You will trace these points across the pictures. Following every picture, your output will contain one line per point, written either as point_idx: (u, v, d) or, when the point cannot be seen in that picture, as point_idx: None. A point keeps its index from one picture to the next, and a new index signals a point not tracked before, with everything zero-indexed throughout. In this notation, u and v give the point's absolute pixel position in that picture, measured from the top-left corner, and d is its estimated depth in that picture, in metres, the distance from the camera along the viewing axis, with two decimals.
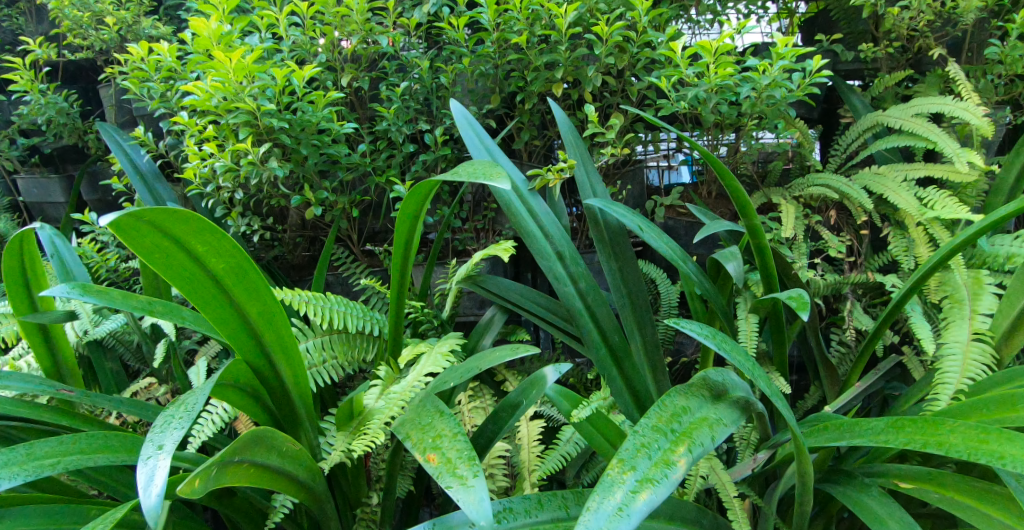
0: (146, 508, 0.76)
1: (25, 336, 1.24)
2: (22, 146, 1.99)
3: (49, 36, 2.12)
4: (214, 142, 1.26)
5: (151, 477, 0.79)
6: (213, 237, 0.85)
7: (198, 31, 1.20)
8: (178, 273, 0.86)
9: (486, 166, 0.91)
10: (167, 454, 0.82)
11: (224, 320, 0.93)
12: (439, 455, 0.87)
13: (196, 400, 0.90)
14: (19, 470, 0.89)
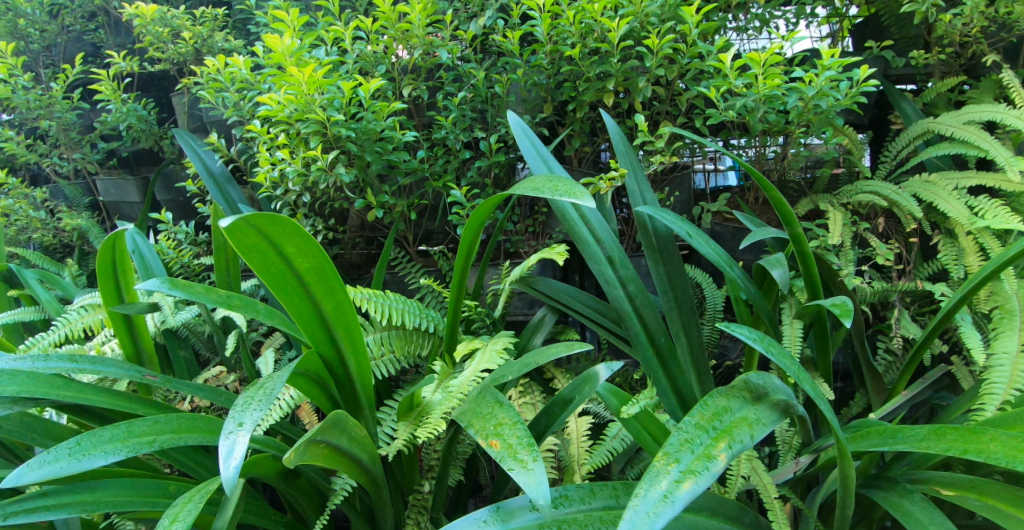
0: (224, 479, 0.84)
1: (111, 324, 1.33)
2: (103, 150, 2.15)
3: (129, 48, 2.28)
4: (286, 149, 1.36)
5: (231, 451, 0.88)
6: (304, 239, 0.92)
7: (273, 46, 1.30)
8: (269, 268, 0.94)
9: (569, 185, 0.97)
10: (247, 434, 0.90)
11: (300, 312, 1.01)
12: (502, 442, 0.93)
13: (276, 385, 0.98)
14: (121, 445, 1.00)
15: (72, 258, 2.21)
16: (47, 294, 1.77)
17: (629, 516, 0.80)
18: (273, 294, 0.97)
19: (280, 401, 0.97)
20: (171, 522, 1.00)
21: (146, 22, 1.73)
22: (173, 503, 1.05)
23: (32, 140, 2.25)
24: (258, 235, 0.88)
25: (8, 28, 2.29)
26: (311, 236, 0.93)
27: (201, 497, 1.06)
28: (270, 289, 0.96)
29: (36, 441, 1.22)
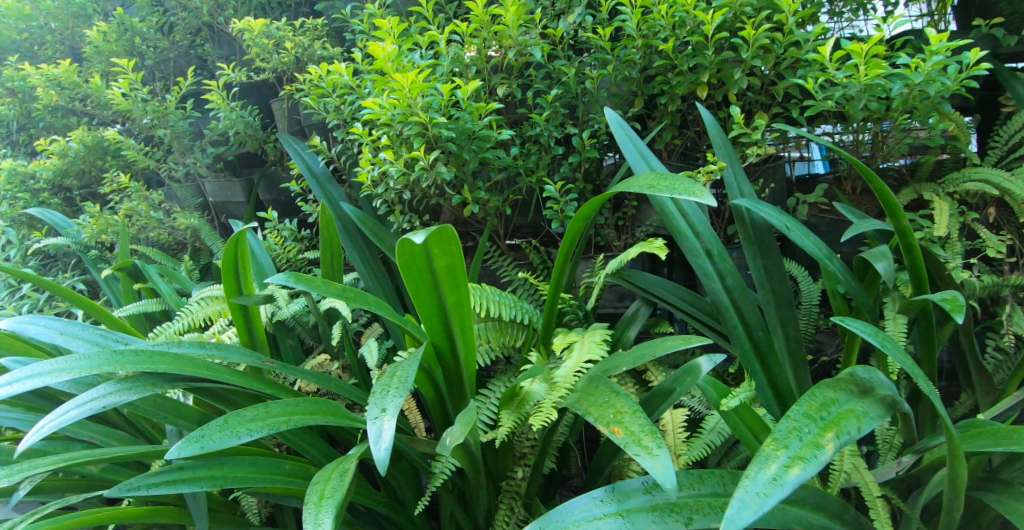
0: (379, 459, 0.92)
1: (230, 313, 1.43)
2: (212, 155, 2.32)
3: (235, 59, 2.45)
4: (389, 150, 1.42)
5: (381, 434, 0.97)
6: (449, 242, 1.02)
7: (376, 53, 1.37)
8: (413, 268, 1.04)
9: (687, 185, 1.02)
10: (392, 419, 0.99)
11: (426, 306, 1.10)
12: (623, 429, 0.98)
13: (409, 376, 1.06)
14: (263, 425, 1.09)
15: (185, 255, 2.40)
16: (169, 287, 1.93)
17: (739, 496, 0.83)
18: (409, 289, 1.07)
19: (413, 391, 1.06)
20: (321, 499, 1.07)
21: (254, 35, 1.86)
22: (315, 481, 1.13)
23: (150, 147, 2.45)
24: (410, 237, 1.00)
25: (128, 45, 2.50)
26: (455, 239, 1.03)
27: (340, 474, 1.14)
28: (406, 283, 1.06)
29: (168, 418, 1.34)
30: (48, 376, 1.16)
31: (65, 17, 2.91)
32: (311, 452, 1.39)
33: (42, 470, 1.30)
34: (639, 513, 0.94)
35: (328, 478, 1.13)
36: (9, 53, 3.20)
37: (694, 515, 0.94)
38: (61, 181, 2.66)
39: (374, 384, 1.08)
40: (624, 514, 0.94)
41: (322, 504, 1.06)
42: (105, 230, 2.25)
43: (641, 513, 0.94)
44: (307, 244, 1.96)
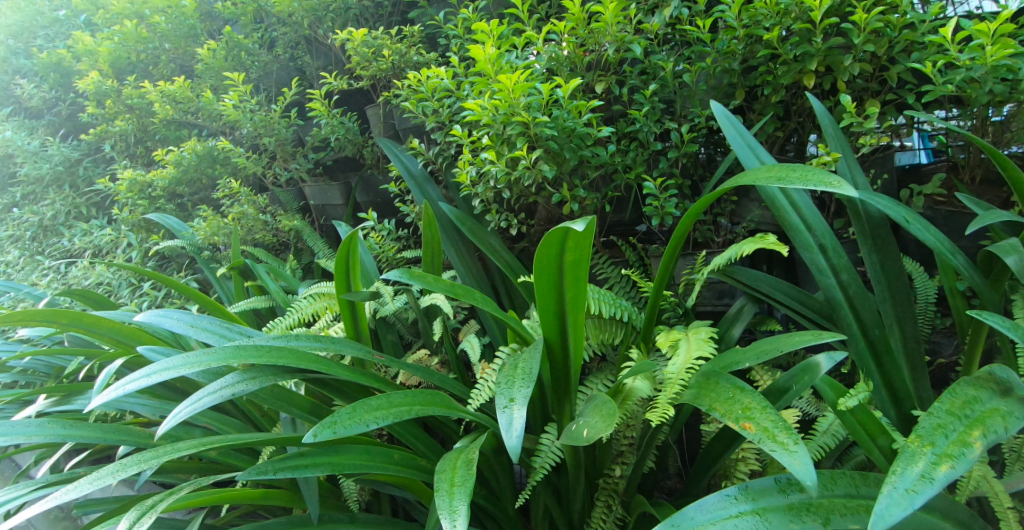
0: (510, 446, 1.01)
1: (339, 310, 1.50)
2: (312, 161, 2.44)
3: (334, 69, 2.58)
4: (491, 151, 1.46)
5: (512, 422, 1.05)
6: (584, 236, 1.08)
7: (478, 56, 1.42)
8: (544, 263, 1.11)
9: (820, 175, 1.04)
10: (521, 409, 1.07)
11: (547, 297, 1.17)
12: (755, 424, 0.99)
13: (533, 369, 1.15)
14: (387, 414, 1.15)
15: (288, 255, 2.54)
16: (276, 285, 2.05)
17: (888, 492, 0.88)
18: (535, 280, 1.14)
19: (536, 383, 1.14)
20: (452, 487, 1.12)
21: (356, 45, 1.94)
22: (441, 470, 1.18)
23: (256, 154, 2.60)
24: (562, 227, 1.05)
25: (234, 61, 2.67)
26: (590, 236, 1.09)
27: (465, 464, 1.19)
28: (535, 274, 1.12)
29: (283, 407, 1.42)
30: (181, 368, 1.23)
31: (176, 37, 3.14)
32: (416, 443, 1.45)
33: (185, 454, 1.37)
34: (774, 512, 0.98)
35: (453, 466, 1.18)
36: (128, 73, 3.47)
37: (831, 516, 0.98)
38: (175, 189, 2.87)
39: (499, 376, 1.17)
40: (759, 512, 0.98)
41: (454, 492, 1.11)
42: (216, 232, 2.41)
43: (777, 512, 0.98)
44: (405, 243, 2.04)
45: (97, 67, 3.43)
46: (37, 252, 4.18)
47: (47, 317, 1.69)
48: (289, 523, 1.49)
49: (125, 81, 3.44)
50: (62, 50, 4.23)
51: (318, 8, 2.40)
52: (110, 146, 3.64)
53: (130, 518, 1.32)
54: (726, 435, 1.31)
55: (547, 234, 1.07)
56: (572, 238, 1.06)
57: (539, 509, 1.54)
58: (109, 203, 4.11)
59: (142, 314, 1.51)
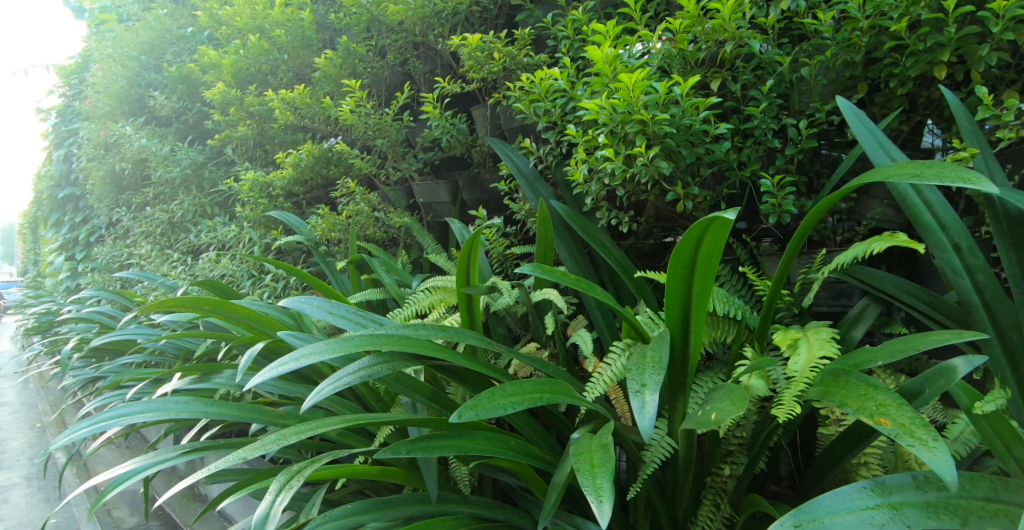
0: (645, 427, 1.10)
1: (457, 303, 1.58)
2: (423, 160, 2.58)
3: (445, 73, 2.72)
4: (609, 150, 1.59)
5: (645, 406, 1.14)
6: (722, 228, 1.14)
7: (597, 57, 1.57)
8: (681, 256, 1.20)
9: (959, 171, 1.04)
10: (653, 395, 1.16)
11: (674, 286, 1.25)
12: (892, 420, 1.02)
13: (663, 358, 1.24)
14: (520, 402, 1.23)
15: (397, 249, 2.67)
16: (390, 279, 2.16)
17: None
18: (668, 271, 1.23)
19: (665, 372, 1.23)
20: (593, 466, 1.20)
21: (471, 49, 2.12)
22: (578, 452, 1.26)
23: (368, 155, 2.76)
24: (709, 217, 1.12)
25: (351, 69, 2.83)
26: (726, 230, 1.16)
27: (600, 447, 1.26)
28: (670, 264, 1.21)
29: (404, 391, 1.51)
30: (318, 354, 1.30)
31: (294, 49, 3.35)
32: (530, 432, 1.53)
33: (335, 428, 1.41)
34: (910, 507, 1.00)
35: (579, 453, 1.25)
36: (249, 82, 3.74)
37: (969, 517, 1.00)
38: (293, 189, 3.08)
39: (629, 363, 1.26)
40: (895, 507, 1.01)
41: (596, 472, 1.18)
42: (332, 228, 2.57)
43: (913, 507, 1.00)
44: (513, 240, 2.14)
45: (222, 78, 3.72)
46: (168, 246, 4.60)
47: (194, 304, 1.86)
48: (409, 500, 1.59)
49: (246, 90, 3.72)
50: (189, 64, 4.61)
51: (430, 15, 2.49)
52: (231, 149, 3.94)
53: (272, 487, 1.35)
54: (849, 438, 1.29)
55: (692, 229, 1.15)
56: (709, 232, 1.14)
57: (641, 506, 1.54)
58: (230, 202, 4.46)
59: (287, 302, 1.62)
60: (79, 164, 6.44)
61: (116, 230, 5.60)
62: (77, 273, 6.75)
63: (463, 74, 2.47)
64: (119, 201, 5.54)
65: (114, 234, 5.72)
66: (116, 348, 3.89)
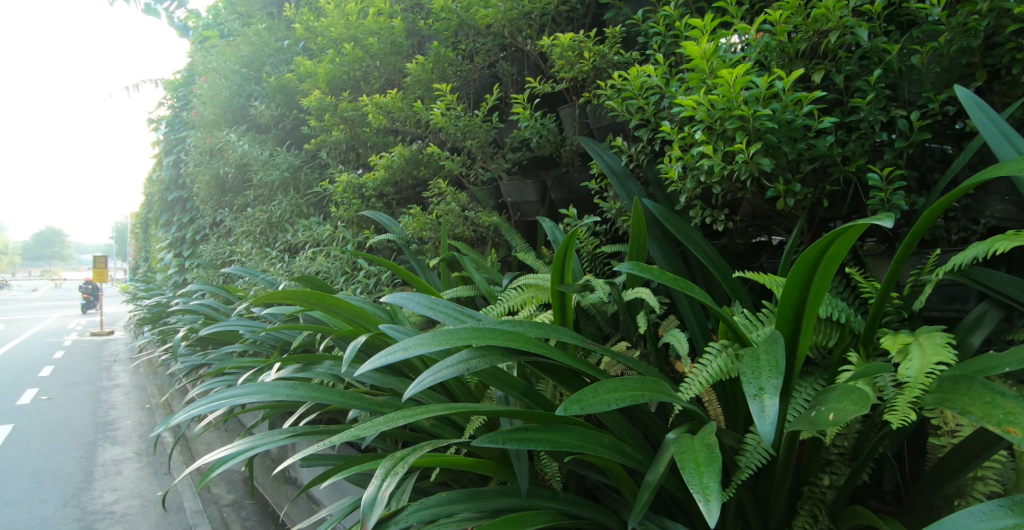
0: (767, 433, 1.09)
1: (551, 300, 1.60)
2: (512, 160, 2.63)
3: (534, 75, 2.77)
4: (707, 147, 1.60)
5: (764, 411, 1.13)
6: (855, 235, 1.15)
7: (694, 53, 1.58)
8: (804, 262, 1.21)
9: None
10: (772, 399, 1.15)
11: (790, 288, 1.26)
12: (1022, 429, 0.96)
13: (779, 361, 1.22)
14: (623, 400, 1.25)
15: (486, 247, 2.72)
16: (480, 276, 2.20)
17: None
18: (787, 273, 1.24)
19: (783, 374, 1.21)
20: (697, 465, 1.19)
21: (563, 49, 2.16)
22: (681, 451, 1.25)
23: (457, 155, 2.83)
24: (847, 224, 1.13)
25: (441, 73, 2.91)
26: (853, 237, 1.17)
27: (705, 447, 1.25)
28: (792, 268, 1.22)
29: (499, 386, 1.55)
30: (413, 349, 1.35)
31: (387, 55, 3.47)
32: (623, 429, 1.53)
33: (438, 415, 1.41)
34: None
35: (683, 452, 1.25)
36: (343, 89, 3.91)
37: None
38: (384, 190, 3.20)
39: (744, 365, 1.25)
40: None
41: (702, 471, 1.17)
42: (423, 227, 2.65)
43: None
44: (602, 238, 2.17)
45: (318, 85, 3.90)
46: (267, 244, 4.89)
47: (301, 297, 1.99)
48: (500, 492, 1.59)
49: (341, 97, 3.90)
50: (288, 73, 4.87)
51: (520, 17, 2.53)
52: (326, 153, 4.13)
53: (378, 472, 1.40)
54: (966, 451, 1.22)
55: (828, 236, 1.16)
56: (843, 238, 1.15)
57: (731, 511, 1.49)
58: (324, 203, 4.68)
59: (387, 297, 1.68)
60: (188, 169, 6.94)
61: (221, 229, 5.99)
62: (184, 269, 7.29)
63: (553, 74, 2.51)
64: (222, 202, 5.93)
65: (219, 232, 6.13)
66: (221, 338, 4.18)
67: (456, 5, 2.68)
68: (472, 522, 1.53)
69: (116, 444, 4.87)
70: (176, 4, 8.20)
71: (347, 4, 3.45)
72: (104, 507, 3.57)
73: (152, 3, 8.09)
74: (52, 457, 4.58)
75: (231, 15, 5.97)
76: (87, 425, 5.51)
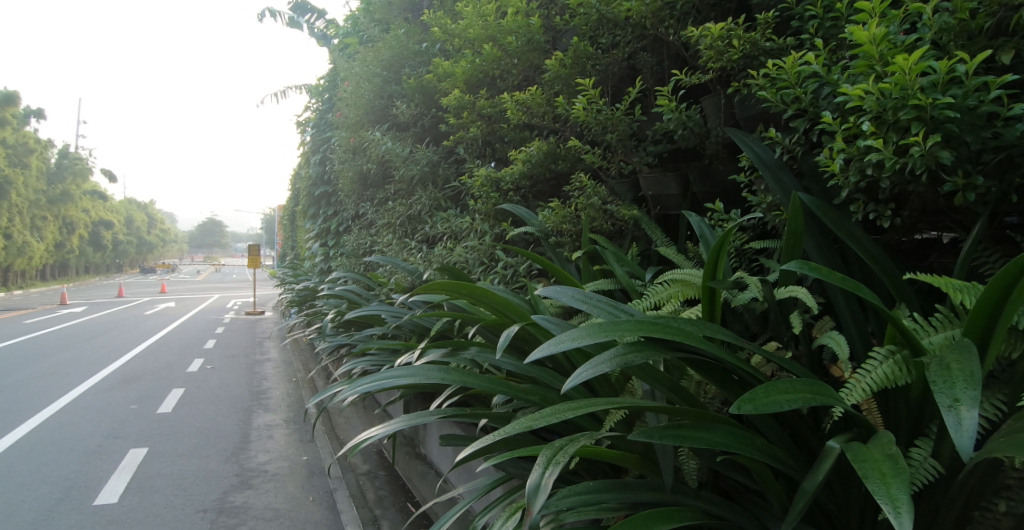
0: (965, 447, 1.02)
1: (701, 296, 1.59)
2: (653, 154, 2.61)
3: (676, 67, 2.74)
4: (875, 139, 1.51)
5: (962, 423, 1.06)
6: None
7: (862, 39, 1.49)
8: (1008, 270, 1.14)
9: None
10: (971, 412, 1.07)
11: (987, 294, 1.19)
12: None
13: (975, 370, 1.13)
14: (790, 403, 1.22)
15: (624, 241, 2.72)
16: (622, 269, 2.21)
17: None
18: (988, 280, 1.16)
19: (978, 386, 1.12)
20: (883, 475, 1.13)
21: (713, 39, 2.11)
22: (859, 459, 1.20)
23: (595, 149, 2.85)
24: None
25: (581, 68, 2.91)
26: None
27: (888, 458, 1.19)
28: (994, 274, 1.15)
29: (647, 380, 1.56)
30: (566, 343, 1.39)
31: (524, 53, 3.52)
32: (774, 432, 1.49)
33: (593, 410, 1.44)
34: None
35: (862, 460, 1.19)
36: (480, 87, 4.03)
37: None
38: (520, 184, 3.28)
39: (931, 374, 1.17)
40: None
41: (889, 481, 1.12)
42: (562, 221, 2.70)
43: None
44: (749, 233, 2.11)
45: (455, 85, 4.06)
46: (407, 235, 5.18)
47: (452, 287, 2.09)
48: (645, 486, 1.59)
49: (477, 94, 4.03)
50: (426, 74, 5.10)
51: (664, 8, 2.49)
52: (463, 149, 4.30)
53: (542, 460, 1.39)
54: None
55: None
56: None
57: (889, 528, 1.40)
58: (461, 196, 4.87)
59: (540, 289, 1.73)
60: (333, 166, 7.48)
61: (364, 221, 6.42)
62: (328, 257, 7.89)
63: (698, 65, 2.46)
64: (364, 196, 6.35)
65: (361, 224, 6.57)
66: (365, 322, 4.49)
67: (596, 0, 2.67)
68: (614, 512, 1.56)
69: (269, 412, 5.40)
70: (316, 15, 8.86)
71: (485, 5, 3.56)
72: (258, 465, 4.00)
73: (295, 16, 8.87)
74: (218, 419, 5.16)
75: (371, 21, 6.34)
76: (244, 393, 6.16)
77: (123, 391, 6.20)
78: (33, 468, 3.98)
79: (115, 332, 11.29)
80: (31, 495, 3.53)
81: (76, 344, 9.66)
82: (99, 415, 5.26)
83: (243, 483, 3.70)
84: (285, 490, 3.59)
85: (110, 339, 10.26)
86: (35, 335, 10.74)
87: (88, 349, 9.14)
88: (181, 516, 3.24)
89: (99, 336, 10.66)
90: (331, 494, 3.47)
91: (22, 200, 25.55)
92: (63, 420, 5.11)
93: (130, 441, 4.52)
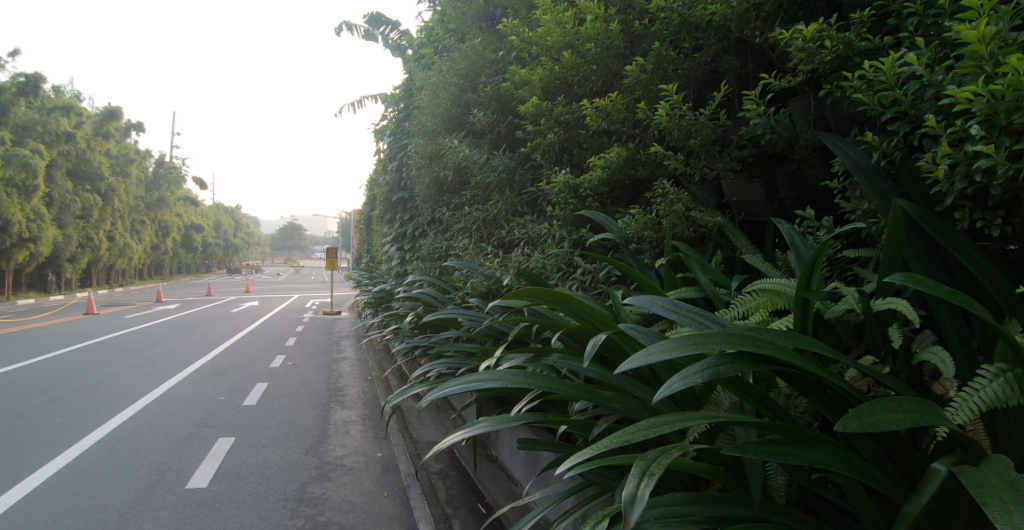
0: None
1: (793, 307, 1.55)
2: (737, 160, 2.56)
3: (763, 70, 2.68)
4: (984, 144, 1.43)
5: None
6: None
7: (970, 38, 1.42)
8: None
9: None
10: None
11: None
12: None
13: None
14: (897, 421, 1.18)
15: (705, 248, 2.68)
16: (706, 277, 2.18)
17: None
18: None
19: None
20: (1005, 503, 1.08)
21: (804, 40, 2.05)
22: (974, 484, 1.14)
23: (676, 154, 2.81)
24: None
25: (663, 73, 2.88)
26: None
27: (1007, 484, 1.13)
28: None
29: (737, 392, 1.54)
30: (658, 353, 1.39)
31: (602, 59, 3.51)
32: (871, 451, 1.44)
33: (686, 424, 1.43)
34: None
35: (979, 485, 1.13)
36: (558, 94, 4.05)
37: None
38: (598, 190, 3.28)
39: None
40: None
41: (1011, 509, 1.06)
42: (642, 227, 2.68)
43: None
44: (842, 242, 2.04)
45: (532, 92, 4.11)
46: (483, 240, 5.26)
47: (538, 294, 2.13)
48: (732, 500, 1.57)
49: (553, 101, 4.06)
50: (502, 82, 5.18)
51: (750, 10, 2.44)
52: (539, 156, 4.34)
53: (636, 472, 1.39)
54: None
55: None
56: None
57: None
58: (536, 202, 4.91)
59: (630, 298, 1.75)
60: (410, 172, 7.69)
61: (440, 226, 6.57)
62: (405, 261, 8.11)
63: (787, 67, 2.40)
64: (440, 201, 6.49)
65: (437, 228, 6.73)
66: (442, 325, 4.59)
67: (678, 4, 2.63)
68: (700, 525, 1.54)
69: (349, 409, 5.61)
70: (391, 27, 9.13)
71: (563, 12, 3.57)
72: (336, 459, 4.17)
73: (371, 28, 9.20)
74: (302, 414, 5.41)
75: (447, 31, 6.47)
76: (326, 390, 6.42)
77: (214, 384, 6.59)
78: (133, 451, 4.31)
79: (207, 328, 12.03)
80: (130, 476, 3.83)
81: (173, 338, 10.35)
82: (192, 405, 5.63)
83: (321, 475, 3.87)
84: (361, 484, 3.73)
85: (203, 334, 10.95)
86: (136, 329, 11.60)
87: (183, 343, 9.79)
88: (266, 504, 3.43)
89: (193, 331, 11.38)
90: (405, 491, 3.58)
91: (126, 205, 27.62)
92: (160, 408, 5.51)
93: (219, 431, 4.81)
